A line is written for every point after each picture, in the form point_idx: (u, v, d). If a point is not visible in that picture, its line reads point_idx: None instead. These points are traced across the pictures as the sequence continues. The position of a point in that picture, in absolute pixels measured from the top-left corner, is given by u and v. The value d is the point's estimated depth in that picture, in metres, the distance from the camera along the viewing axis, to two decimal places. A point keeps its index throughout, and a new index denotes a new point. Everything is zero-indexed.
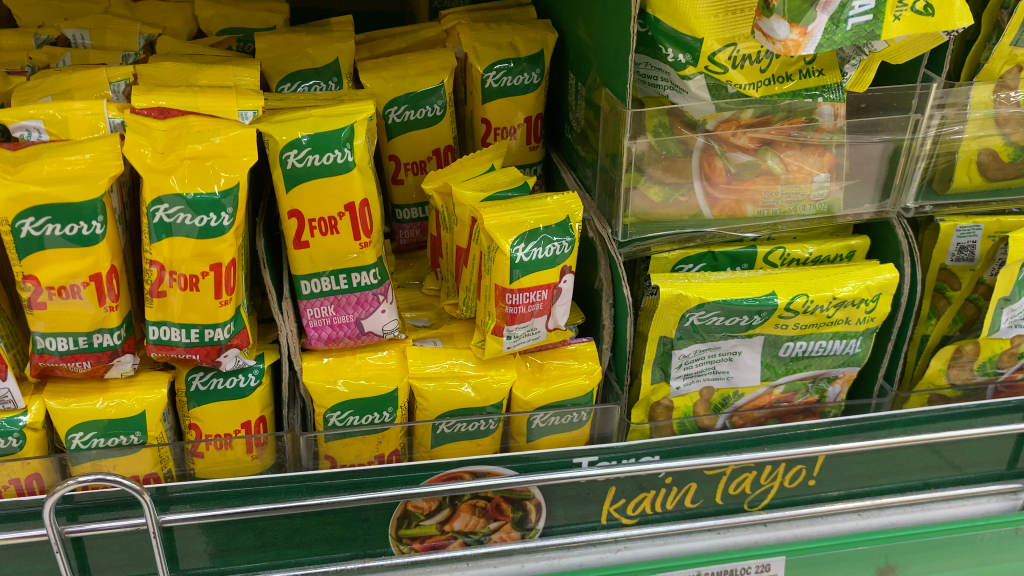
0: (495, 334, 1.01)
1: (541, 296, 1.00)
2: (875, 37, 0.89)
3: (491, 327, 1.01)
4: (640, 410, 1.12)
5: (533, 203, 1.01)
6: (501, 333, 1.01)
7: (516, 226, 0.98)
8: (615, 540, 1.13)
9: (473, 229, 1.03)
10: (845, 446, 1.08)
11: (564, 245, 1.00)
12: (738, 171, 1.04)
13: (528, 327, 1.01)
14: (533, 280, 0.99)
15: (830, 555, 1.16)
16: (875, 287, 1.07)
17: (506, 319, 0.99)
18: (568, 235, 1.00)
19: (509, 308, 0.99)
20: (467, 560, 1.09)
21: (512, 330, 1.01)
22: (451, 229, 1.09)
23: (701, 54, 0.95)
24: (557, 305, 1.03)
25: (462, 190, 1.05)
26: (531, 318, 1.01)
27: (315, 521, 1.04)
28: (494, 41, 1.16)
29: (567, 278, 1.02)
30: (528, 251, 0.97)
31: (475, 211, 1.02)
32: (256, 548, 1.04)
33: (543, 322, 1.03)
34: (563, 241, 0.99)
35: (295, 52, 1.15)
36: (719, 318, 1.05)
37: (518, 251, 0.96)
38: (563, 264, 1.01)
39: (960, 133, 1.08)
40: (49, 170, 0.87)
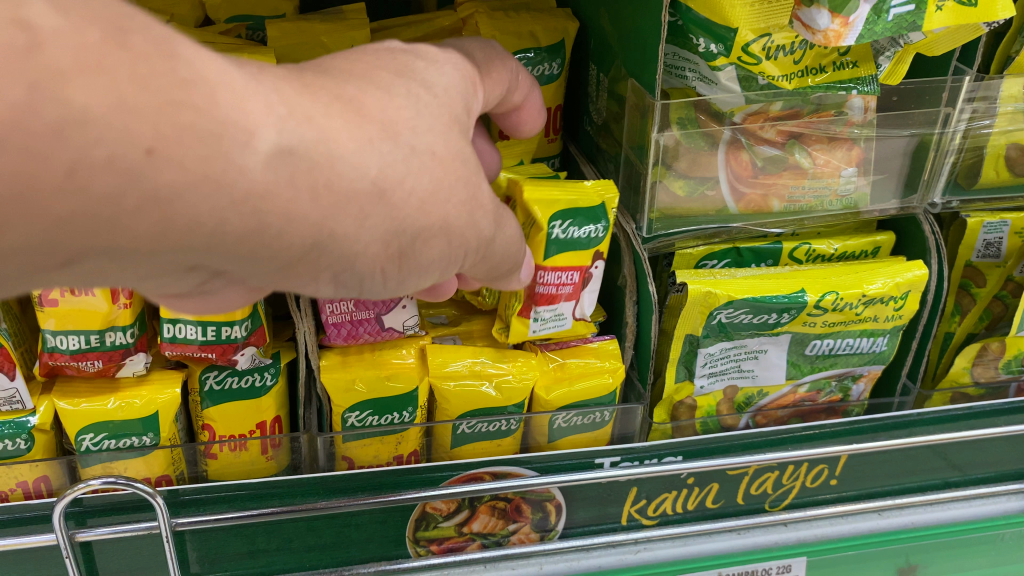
0: (520, 314, 0.98)
1: (572, 279, 0.98)
2: (915, 28, 0.88)
3: (518, 308, 0.99)
4: (662, 409, 1.11)
5: (570, 184, 0.97)
6: (527, 315, 0.99)
7: (552, 203, 0.94)
8: (635, 541, 1.11)
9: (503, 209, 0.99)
10: (868, 446, 1.06)
11: (597, 231, 0.97)
12: (764, 165, 1.02)
13: (555, 309, 0.99)
14: (565, 260, 0.97)
15: (849, 557, 1.15)
16: (905, 284, 1.05)
17: (535, 298, 0.97)
18: (602, 221, 0.97)
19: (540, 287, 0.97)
20: (485, 562, 1.06)
21: (540, 312, 0.99)
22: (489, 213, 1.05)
23: (734, 45, 0.92)
24: (585, 292, 1.01)
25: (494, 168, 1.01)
26: (560, 301, 0.99)
27: (307, 528, 1.00)
28: (514, 30, 1.12)
29: (599, 264, 1.00)
30: (564, 229, 0.95)
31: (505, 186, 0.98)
32: (255, 553, 1.00)
33: (570, 309, 1.01)
34: (598, 225, 0.97)
35: (309, 40, 1.11)
36: (747, 316, 1.03)
37: (555, 228, 0.94)
38: (596, 248, 0.99)
39: (988, 127, 1.05)
40: None
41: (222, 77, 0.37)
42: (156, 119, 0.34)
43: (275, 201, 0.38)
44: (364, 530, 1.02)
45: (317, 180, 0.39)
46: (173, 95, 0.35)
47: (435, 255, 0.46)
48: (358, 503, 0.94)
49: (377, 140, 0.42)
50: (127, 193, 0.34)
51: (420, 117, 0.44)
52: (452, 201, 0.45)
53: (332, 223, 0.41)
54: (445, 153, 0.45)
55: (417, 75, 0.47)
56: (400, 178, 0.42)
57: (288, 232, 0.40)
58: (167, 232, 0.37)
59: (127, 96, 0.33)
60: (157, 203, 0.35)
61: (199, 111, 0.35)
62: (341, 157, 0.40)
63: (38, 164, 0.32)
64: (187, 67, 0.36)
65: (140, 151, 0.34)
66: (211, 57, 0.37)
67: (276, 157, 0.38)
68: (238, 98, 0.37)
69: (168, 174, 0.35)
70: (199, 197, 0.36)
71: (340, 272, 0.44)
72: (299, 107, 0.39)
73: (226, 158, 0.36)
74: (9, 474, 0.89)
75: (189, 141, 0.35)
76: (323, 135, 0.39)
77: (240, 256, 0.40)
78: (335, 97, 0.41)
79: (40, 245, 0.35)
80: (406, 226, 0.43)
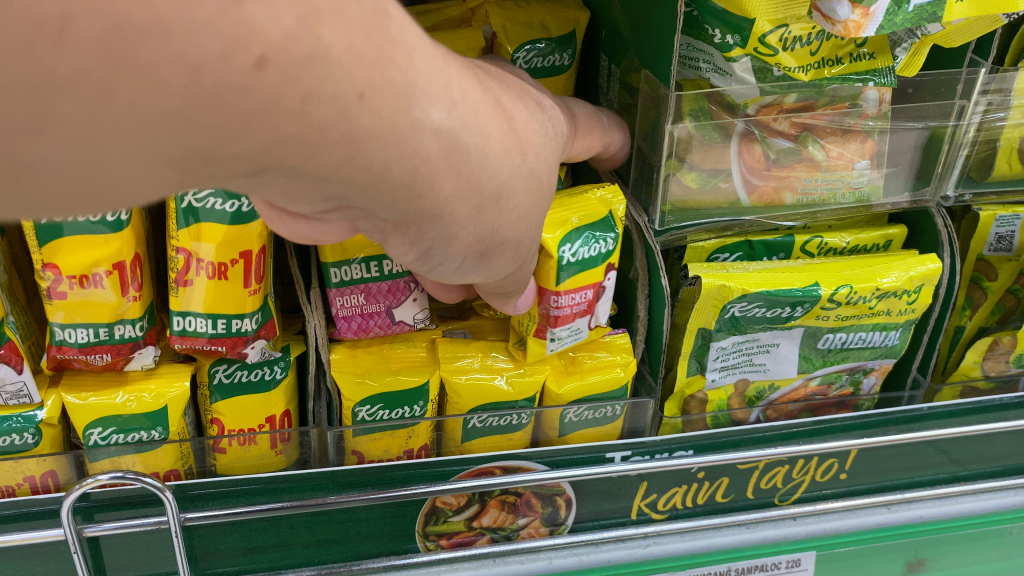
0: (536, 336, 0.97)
1: (586, 296, 0.97)
2: (936, 19, 0.88)
3: (534, 330, 0.97)
4: (673, 403, 1.10)
5: (575, 200, 0.97)
6: (542, 335, 0.97)
7: (561, 225, 0.93)
8: (645, 535, 1.09)
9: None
10: (879, 439, 1.06)
11: (608, 242, 0.96)
12: (778, 157, 1.01)
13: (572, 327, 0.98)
14: (579, 280, 0.95)
15: (858, 551, 1.15)
16: (918, 278, 1.05)
17: (551, 321, 0.96)
18: (612, 231, 0.97)
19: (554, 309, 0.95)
20: (495, 557, 1.05)
21: (558, 332, 0.97)
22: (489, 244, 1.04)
23: (751, 35, 0.91)
24: (599, 304, 1.00)
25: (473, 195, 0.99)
26: (576, 319, 0.98)
27: (303, 525, 0.99)
28: (524, 20, 1.13)
29: (611, 278, 0.99)
30: (575, 251, 0.93)
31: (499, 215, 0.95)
32: (255, 550, 0.99)
33: (586, 322, 1.00)
34: (608, 238, 0.96)
35: None
36: (761, 310, 1.02)
37: (566, 252, 0.92)
38: (607, 262, 0.98)
39: (1003, 120, 1.05)
40: None
41: (418, 47, 0.46)
42: (370, 67, 0.42)
43: (428, 170, 0.49)
44: (366, 526, 1.01)
45: (464, 166, 0.51)
46: (385, 50, 0.43)
47: (494, 255, 0.61)
48: (362, 498, 0.93)
49: (513, 153, 0.55)
50: (334, 130, 0.42)
51: (540, 144, 0.59)
52: (528, 222, 0.61)
53: (454, 206, 0.53)
54: (538, 179, 0.60)
55: (541, 115, 0.63)
56: (514, 190, 0.56)
57: (428, 193, 0.50)
58: (347, 167, 0.45)
59: (352, 42, 0.41)
60: (350, 144, 0.44)
61: (405, 73, 0.44)
62: (487, 156, 0.52)
63: (287, 91, 0.39)
64: (399, 31, 0.44)
65: (354, 95, 0.42)
66: (411, 26, 0.46)
67: (444, 134, 0.48)
68: (427, 75, 0.46)
69: (369, 121, 0.43)
70: (376, 149, 0.45)
71: (436, 243, 0.56)
72: (472, 104, 0.51)
73: (409, 116, 0.45)
74: (16, 469, 0.88)
75: (386, 95, 0.44)
76: (481, 132, 0.51)
77: (380, 203, 0.50)
78: (493, 100, 0.54)
79: (249, 152, 0.41)
80: (496, 226, 0.57)
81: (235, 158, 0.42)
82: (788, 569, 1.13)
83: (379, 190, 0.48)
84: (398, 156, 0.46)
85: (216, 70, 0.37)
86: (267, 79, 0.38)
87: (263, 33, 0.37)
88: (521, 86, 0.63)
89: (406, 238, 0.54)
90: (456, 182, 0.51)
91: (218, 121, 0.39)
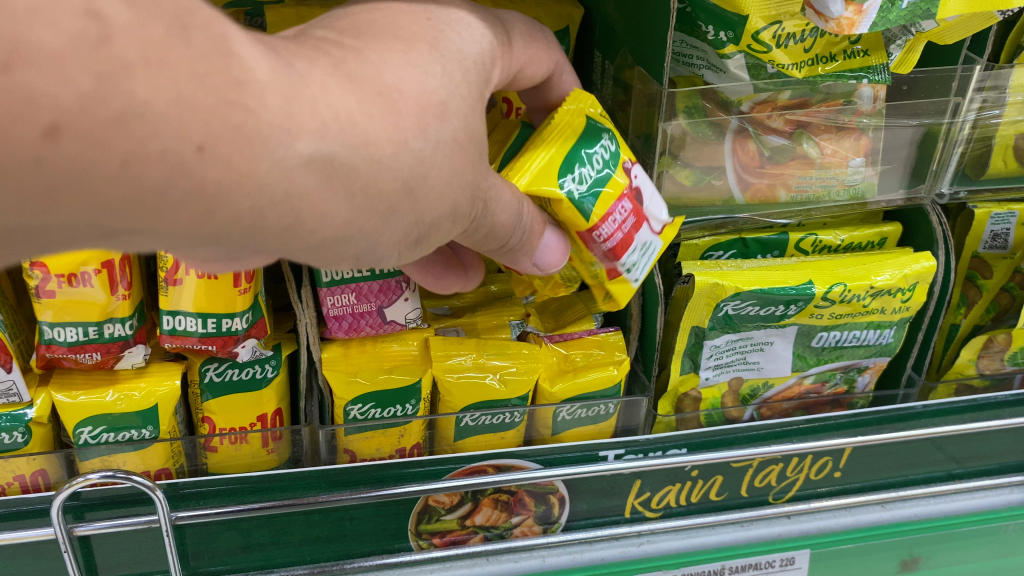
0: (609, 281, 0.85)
1: (623, 207, 0.82)
2: (930, 16, 0.88)
3: (604, 276, 0.84)
4: (667, 401, 1.10)
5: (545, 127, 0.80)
6: (615, 274, 0.84)
7: (547, 168, 0.76)
8: (639, 534, 1.09)
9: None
10: (873, 438, 1.06)
11: (606, 147, 0.81)
12: (772, 155, 1.01)
13: (638, 246, 0.85)
14: (609, 197, 0.81)
15: (852, 549, 1.15)
16: (913, 276, 1.04)
17: (608, 251, 0.82)
18: (602, 135, 0.82)
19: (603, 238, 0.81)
20: (488, 556, 1.05)
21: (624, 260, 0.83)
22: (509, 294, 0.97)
23: (744, 32, 0.91)
24: (649, 204, 0.86)
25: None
26: (633, 237, 0.84)
27: (301, 518, 0.98)
28: (518, 16, 1.13)
29: (636, 173, 0.84)
30: (574, 180, 0.78)
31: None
32: (250, 547, 0.98)
33: (652, 229, 0.87)
34: (601, 146, 0.81)
35: (309, 25, 1.14)
36: (754, 308, 1.02)
37: (566, 190, 0.77)
38: (622, 162, 0.83)
39: (998, 117, 1.04)
40: None
41: (274, 81, 0.42)
42: (212, 120, 0.40)
43: (313, 203, 0.46)
44: (355, 526, 1.00)
45: (350, 180, 0.47)
46: (230, 97, 0.40)
47: (438, 238, 0.57)
48: (354, 497, 0.93)
49: (412, 136, 0.49)
50: (179, 185, 0.40)
51: (445, 101, 0.51)
52: (464, 186, 0.55)
53: (359, 220, 0.49)
54: (462, 141, 0.53)
55: (446, 46, 0.53)
56: (427, 175, 0.51)
57: (320, 221, 0.47)
58: (208, 223, 0.43)
59: (189, 93, 0.39)
60: (201, 198, 0.41)
61: (251, 110, 0.41)
62: (377, 157, 0.47)
63: (100, 155, 0.37)
64: (244, 68, 0.41)
65: (192, 149, 0.39)
66: (264, 59, 0.42)
67: (316, 162, 0.44)
68: (291, 107, 0.43)
69: (214, 171, 0.41)
70: (239, 197, 0.42)
71: (363, 255, 0.53)
72: (340, 111, 0.45)
73: (268, 156, 0.42)
74: (5, 468, 0.88)
75: (238, 143, 0.41)
76: (364, 141, 0.46)
77: (275, 243, 0.47)
78: (376, 85, 0.47)
79: (82, 221, 0.40)
80: (423, 218, 0.53)
81: (74, 226, 0.41)
82: (782, 567, 1.12)
83: (271, 236, 0.46)
84: (269, 201, 0.44)
85: (10, 146, 0.35)
86: (68, 148, 0.37)
87: (52, 101, 0.35)
88: (426, 26, 0.54)
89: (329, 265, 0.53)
90: (352, 204, 0.48)
91: (27, 198, 0.38)
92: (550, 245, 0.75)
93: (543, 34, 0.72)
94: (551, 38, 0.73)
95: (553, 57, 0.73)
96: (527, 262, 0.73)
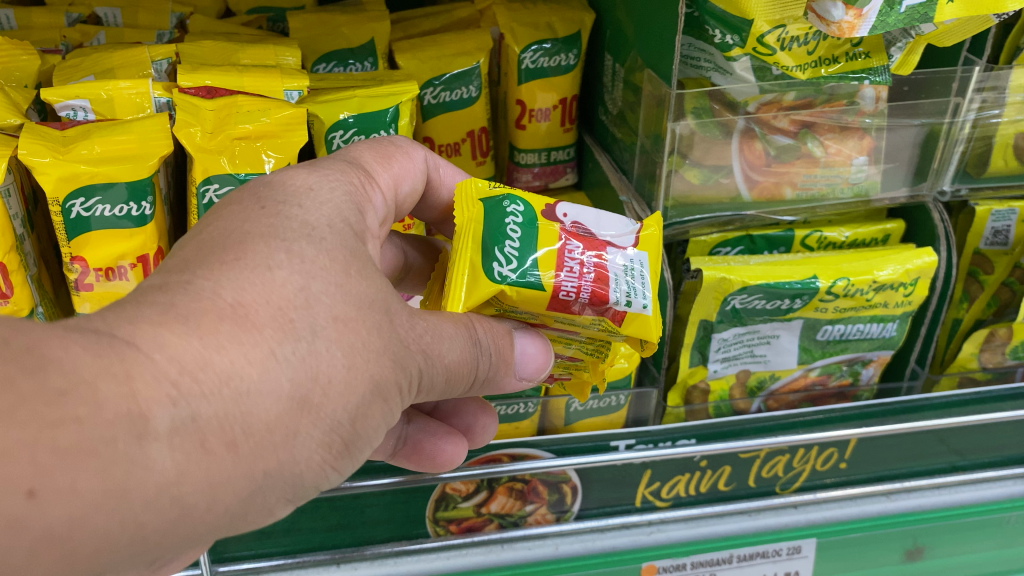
0: (620, 323, 0.80)
1: (569, 251, 0.81)
2: (927, 20, 0.92)
3: (614, 322, 0.80)
4: (676, 393, 1.14)
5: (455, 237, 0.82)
6: (622, 314, 0.79)
7: (474, 282, 0.77)
8: (648, 523, 1.13)
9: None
10: (878, 430, 1.09)
11: (516, 212, 0.82)
12: (778, 154, 1.04)
13: (619, 272, 0.81)
14: (553, 255, 0.80)
15: (861, 540, 1.17)
16: (915, 271, 1.08)
17: (591, 298, 0.79)
18: (507, 205, 0.82)
19: (573, 293, 0.79)
20: (503, 543, 1.09)
21: (617, 295, 0.79)
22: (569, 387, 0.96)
23: (749, 36, 0.94)
24: (599, 233, 0.84)
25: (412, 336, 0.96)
26: (607, 268, 0.80)
27: (308, 511, 1.01)
28: (532, 22, 1.21)
29: (563, 212, 0.85)
30: (506, 264, 0.78)
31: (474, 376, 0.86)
32: (274, 535, 1.02)
33: (624, 251, 0.83)
34: (512, 215, 0.82)
35: (330, 31, 1.20)
36: (761, 302, 1.06)
37: (506, 279, 0.78)
38: (542, 212, 0.84)
39: (998, 117, 1.07)
40: (102, 150, 0.93)
41: (98, 372, 0.45)
42: (37, 458, 0.41)
43: (198, 474, 0.49)
44: (372, 513, 1.04)
45: (227, 427, 0.50)
46: (54, 417, 0.42)
47: (370, 420, 0.61)
48: (373, 484, 0.98)
49: (278, 350, 0.53)
50: (24, 537, 0.42)
51: (302, 294, 0.56)
52: (373, 358, 0.59)
53: (264, 459, 0.53)
54: (343, 333, 0.57)
55: (287, 230, 0.59)
56: (312, 385, 0.55)
57: (217, 483, 0.51)
58: (73, 557, 0.45)
59: (6, 440, 0.40)
60: (52, 541, 0.43)
61: (83, 421, 0.43)
62: (250, 390, 0.51)
63: None
64: (63, 378, 0.43)
65: (22, 496, 0.41)
66: (82, 352, 0.45)
67: (179, 429, 0.48)
68: (130, 390, 0.46)
69: (55, 509, 0.42)
70: (99, 518, 0.44)
71: (293, 483, 0.57)
72: (187, 364, 0.49)
73: (121, 462, 0.45)
74: None
75: (85, 462, 0.43)
76: (224, 379, 0.50)
77: (183, 529, 0.50)
78: (221, 322, 0.51)
79: None
80: (335, 418, 0.57)
81: None
82: (789, 555, 1.15)
83: (173, 528, 0.49)
84: (143, 502, 0.46)
85: None
86: None
87: None
88: (266, 226, 0.59)
89: (264, 510, 0.57)
90: (242, 455, 0.51)
91: None
92: (526, 351, 0.77)
93: (397, 143, 0.82)
94: (412, 147, 0.83)
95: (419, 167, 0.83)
96: (507, 377, 0.75)
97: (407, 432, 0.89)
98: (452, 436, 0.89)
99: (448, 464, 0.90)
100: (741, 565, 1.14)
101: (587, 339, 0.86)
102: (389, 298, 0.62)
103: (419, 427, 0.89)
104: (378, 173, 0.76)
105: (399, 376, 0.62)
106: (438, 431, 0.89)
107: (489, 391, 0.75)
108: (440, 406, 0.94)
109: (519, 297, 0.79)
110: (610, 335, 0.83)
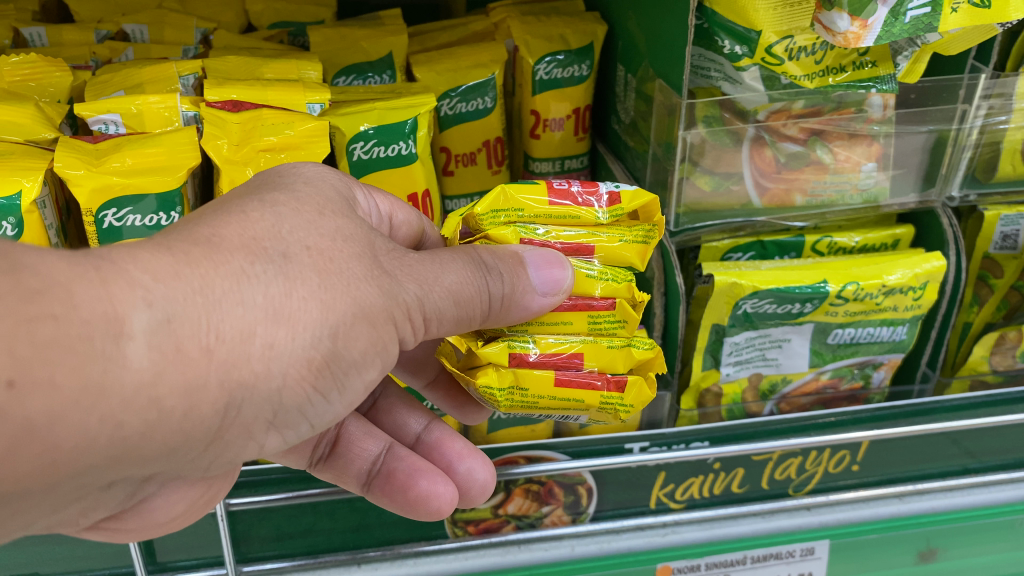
0: (617, 199, 0.85)
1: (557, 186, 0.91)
2: (932, 29, 0.94)
3: (613, 205, 0.85)
4: (689, 397, 1.16)
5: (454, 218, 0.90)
6: (617, 193, 0.86)
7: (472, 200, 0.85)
8: (664, 524, 1.14)
9: (564, 331, 0.85)
10: (889, 432, 1.11)
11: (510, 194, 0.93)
12: (787, 161, 1.06)
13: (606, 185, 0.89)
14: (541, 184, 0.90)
15: (873, 540, 1.18)
16: (923, 275, 1.10)
17: (582, 188, 0.86)
18: None
19: (564, 186, 0.86)
20: (519, 544, 1.11)
21: (606, 185, 0.87)
22: (630, 405, 0.86)
23: (758, 46, 0.99)
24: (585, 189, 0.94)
25: (391, 377, 1.01)
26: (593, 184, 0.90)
27: (328, 513, 1.04)
28: (545, 34, 1.24)
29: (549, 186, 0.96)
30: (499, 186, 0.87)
31: (516, 355, 0.83)
32: (294, 535, 1.05)
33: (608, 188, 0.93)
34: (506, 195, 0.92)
35: (350, 45, 1.24)
36: (772, 306, 1.09)
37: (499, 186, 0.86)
38: None
39: (1005, 123, 1.08)
40: (134, 162, 0.97)
41: (73, 278, 0.51)
42: (15, 350, 0.47)
43: (174, 376, 0.54)
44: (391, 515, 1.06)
45: (202, 335, 0.56)
46: (31, 313, 0.48)
47: (355, 341, 0.66)
48: None
49: (249, 269, 0.59)
50: (7, 425, 0.47)
51: (272, 231, 0.63)
52: (352, 282, 0.64)
53: (243, 364, 0.58)
54: (319, 261, 0.63)
55: (265, 193, 0.68)
56: (286, 299, 0.60)
57: (195, 388, 0.56)
58: (55, 452, 0.51)
59: None
60: (33, 433, 0.49)
61: (58, 318, 0.49)
62: (224, 297, 0.57)
63: None
64: (37, 280, 0.50)
65: (3, 385, 0.47)
66: (58, 262, 0.52)
67: (156, 330, 0.53)
68: (106, 294, 0.52)
69: (31, 397, 0.48)
70: (78, 413, 0.50)
71: (275, 395, 0.62)
72: (159, 273, 0.55)
73: (97, 358, 0.51)
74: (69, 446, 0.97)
75: (62, 357, 0.49)
76: (197, 288, 0.56)
77: (162, 430, 0.56)
78: (194, 246, 0.59)
79: None
80: (315, 334, 0.62)
81: None
82: (802, 557, 1.16)
83: (150, 431, 0.55)
84: (122, 401, 0.52)
85: None
86: None
87: None
88: (248, 192, 0.68)
89: (242, 427, 0.62)
90: (217, 359, 0.57)
91: None
92: (552, 276, 0.76)
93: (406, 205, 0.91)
94: (414, 211, 0.90)
95: (414, 220, 0.90)
96: (529, 299, 0.76)
97: (385, 462, 0.93)
98: (430, 473, 0.91)
99: (423, 502, 0.91)
100: (755, 566, 1.15)
101: (610, 269, 0.86)
102: (367, 236, 0.69)
103: (403, 460, 0.92)
104: (372, 191, 0.85)
105: (384, 302, 0.67)
106: (417, 468, 0.91)
107: (508, 321, 0.78)
108: (426, 439, 0.96)
109: (521, 194, 0.84)
110: (619, 235, 0.86)
